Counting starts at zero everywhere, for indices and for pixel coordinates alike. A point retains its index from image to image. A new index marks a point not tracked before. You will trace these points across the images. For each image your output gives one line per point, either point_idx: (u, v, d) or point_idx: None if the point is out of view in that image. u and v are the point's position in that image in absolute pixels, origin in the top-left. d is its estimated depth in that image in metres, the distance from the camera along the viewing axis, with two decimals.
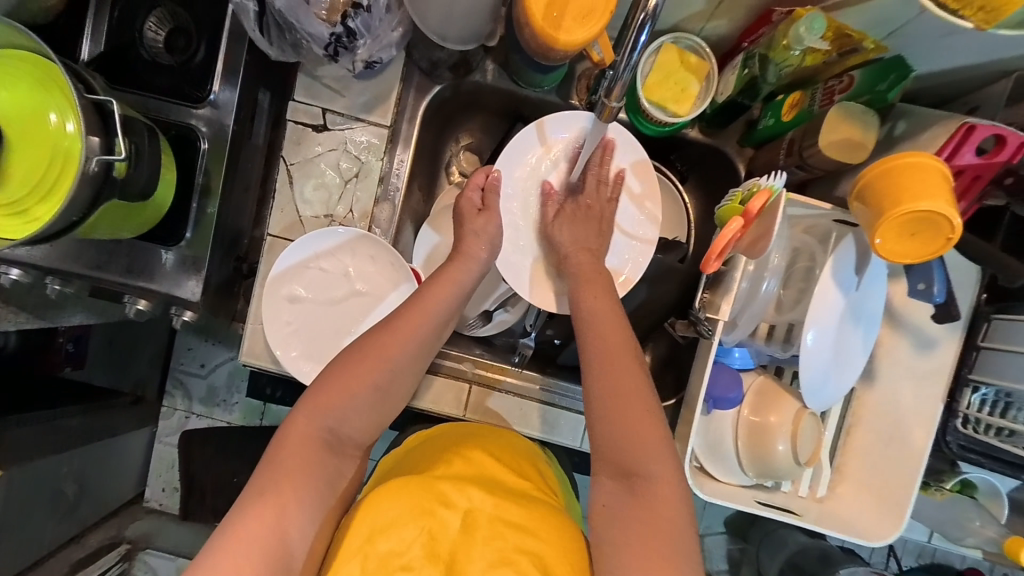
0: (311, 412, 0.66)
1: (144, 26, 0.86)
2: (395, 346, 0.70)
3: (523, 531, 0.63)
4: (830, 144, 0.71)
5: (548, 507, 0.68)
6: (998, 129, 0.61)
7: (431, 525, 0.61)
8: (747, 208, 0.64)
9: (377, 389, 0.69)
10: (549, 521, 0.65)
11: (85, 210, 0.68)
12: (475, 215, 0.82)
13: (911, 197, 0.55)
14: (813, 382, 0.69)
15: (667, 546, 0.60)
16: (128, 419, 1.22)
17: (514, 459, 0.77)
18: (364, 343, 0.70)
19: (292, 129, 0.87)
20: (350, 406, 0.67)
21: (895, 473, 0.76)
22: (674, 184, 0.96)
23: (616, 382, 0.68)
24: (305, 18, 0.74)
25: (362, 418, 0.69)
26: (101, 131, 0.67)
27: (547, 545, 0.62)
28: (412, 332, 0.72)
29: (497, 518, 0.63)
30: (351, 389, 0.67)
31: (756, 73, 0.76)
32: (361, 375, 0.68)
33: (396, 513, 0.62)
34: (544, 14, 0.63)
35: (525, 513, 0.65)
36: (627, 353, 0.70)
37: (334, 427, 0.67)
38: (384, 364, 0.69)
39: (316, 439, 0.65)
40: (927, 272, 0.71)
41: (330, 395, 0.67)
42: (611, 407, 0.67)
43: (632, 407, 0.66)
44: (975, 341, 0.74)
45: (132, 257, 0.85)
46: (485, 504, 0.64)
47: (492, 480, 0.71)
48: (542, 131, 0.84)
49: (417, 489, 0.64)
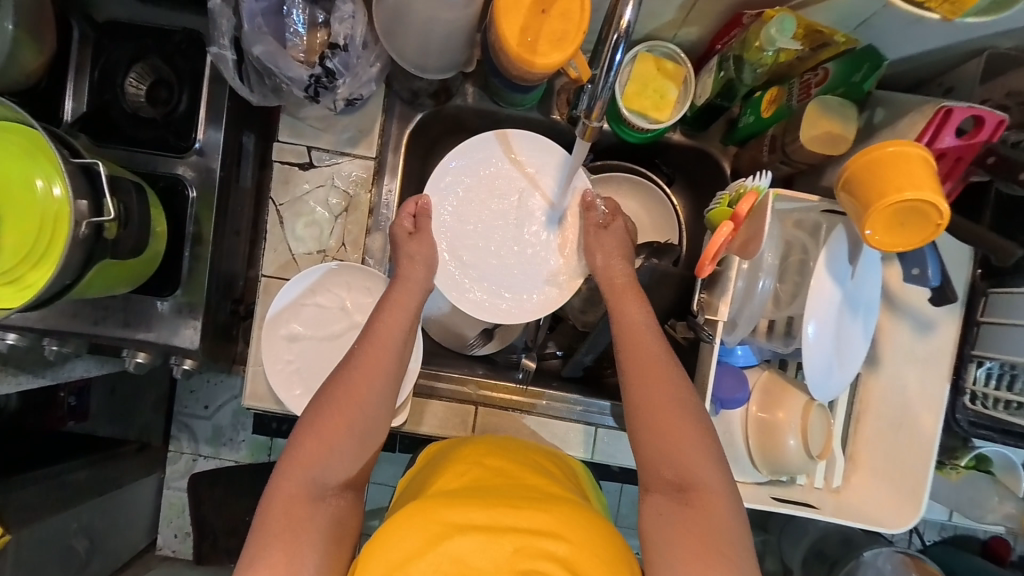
0: (293, 471, 0.65)
1: (125, 82, 0.87)
2: (359, 379, 0.69)
3: (551, 537, 0.60)
4: (812, 139, 0.72)
5: (575, 505, 0.65)
6: (975, 111, 0.61)
7: (449, 549, 0.57)
8: (735, 212, 0.66)
9: (352, 427, 0.68)
10: (577, 521, 0.62)
11: (78, 272, 0.68)
12: (408, 240, 0.81)
13: (895, 188, 0.55)
14: (817, 376, 0.69)
15: (721, 546, 0.63)
16: (134, 468, 1.21)
17: (532, 464, 0.75)
18: (330, 385, 0.70)
19: (278, 170, 0.88)
20: (329, 448, 0.66)
21: (909, 458, 0.76)
22: (661, 190, 0.98)
23: (657, 413, 0.68)
24: (284, 63, 0.76)
25: (344, 457, 0.67)
26: (89, 194, 0.67)
27: (577, 549, 0.60)
28: (373, 363, 0.70)
29: (514, 528, 0.60)
30: (327, 431, 0.67)
31: (732, 75, 0.77)
32: (332, 417, 0.67)
33: (411, 545, 0.58)
34: (519, 40, 0.64)
35: (550, 517, 0.62)
36: (670, 365, 0.71)
37: (320, 475, 0.66)
38: (351, 401, 0.68)
39: (304, 488, 0.65)
40: (920, 258, 0.67)
41: (307, 443, 0.66)
42: (654, 420, 0.68)
43: (674, 421, 0.67)
44: (975, 317, 0.75)
45: (128, 311, 0.85)
46: (498, 515, 0.61)
47: (507, 487, 0.68)
48: (505, 140, 0.86)
49: (427, 515, 0.60)
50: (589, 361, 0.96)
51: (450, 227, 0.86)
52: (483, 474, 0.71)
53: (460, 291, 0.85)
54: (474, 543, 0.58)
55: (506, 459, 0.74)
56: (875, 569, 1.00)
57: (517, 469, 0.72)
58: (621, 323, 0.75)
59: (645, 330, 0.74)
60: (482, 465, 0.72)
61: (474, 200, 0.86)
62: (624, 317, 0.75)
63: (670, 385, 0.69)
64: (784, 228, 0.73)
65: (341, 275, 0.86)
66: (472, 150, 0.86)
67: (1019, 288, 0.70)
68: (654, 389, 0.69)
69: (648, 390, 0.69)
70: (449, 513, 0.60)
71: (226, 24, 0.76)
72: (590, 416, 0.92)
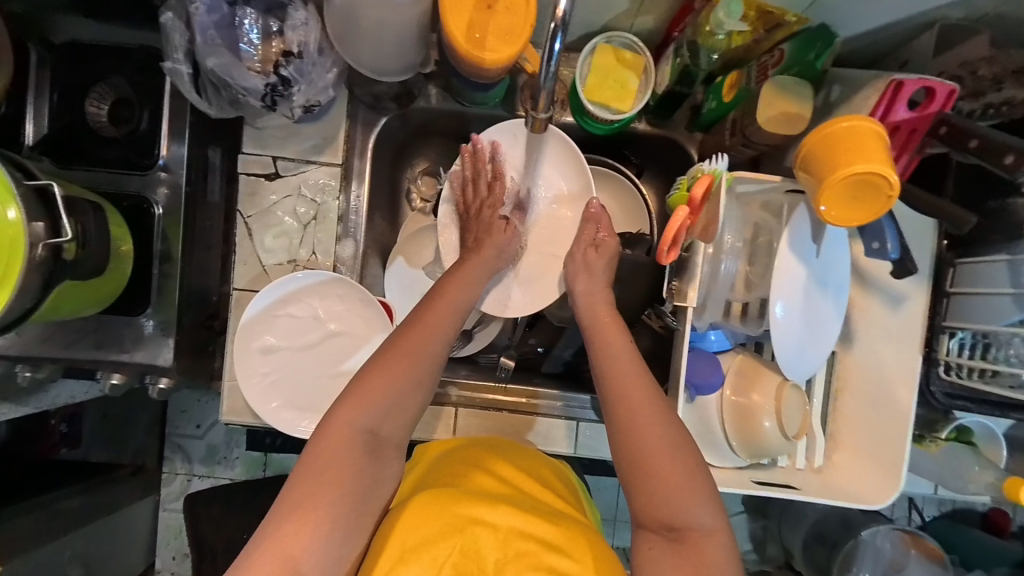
0: (348, 415, 0.60)
1: (87, 103, 0.87)
2: (431, 336, 0.66)
3: (556, 551, 0.59)
4: (768, 121, 0.72)
5: (579, 526, 0.64)
6: (925, 82, 0.61)
7: (465, 543, 0.58)
8: (692, 195, 0.66)
9: (420, 383, 0.64)
10: (580, 539, 0.62)
11: (39, 295, 0.67)
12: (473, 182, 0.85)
13: (847, 161, 0.55)
14: (789, 355, 0.69)
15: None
16: (128, 493, 1.19)
17: (537, 472, 0.75)
18: (397, 335, 0.66)
19: (245, 182, 0.87)
20: (391, 400, 0.62)
21: (888, 435, 0.75)
22: (630, 180, 0.94)
23: (645, 449, 0.63)
24: (239, 74, 0.76)
25: (402, 416, 0.63)
26: (45, 216, 0.66)
27: (579, 565, 0.59)
28: (442, 322, 0.68)
29: (526, 532, 0.60)
30: (390, 378, 0.62)
31: (687, 61, 0.77)
32: (401, 367, 0.63)
33: (426, 532, 0.59)
34: (467, 38, 0.64)
35: (556, 531, 0.61)
36: (657, 403, 0.66)
37: (374, 427, 0.61)
38: (423, 354, 0.64)
39: (355, 440, 0.60)
40: (880, 230, 0.68)
41: (366, 388, 0.62)
42: (642, 459, 0.63)
43: (663, 462, 0.62)
44: (945, 288, 0.74)
45: (101, 332, 0.84)
46: (514, 518, 0.60)
47: (518, 495, 0.67)
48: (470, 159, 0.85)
49: (444, 505, 0.61)
50: (569, 354, 1.00)
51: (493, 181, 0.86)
52: (497, 474, 0.70)
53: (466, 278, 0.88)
54: (489, 540, 0.58)
55: (515, 464, 0.73)
56: (873, 548, 1.00)
57: (524, 478, 0.71)
58: (605, 355, 0.71)
59: (628, 364, 0.69)
60: (491, 467, 0.72)
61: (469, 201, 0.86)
62: (606, 348, 0.71)
63: (661, 425, 0.64)
64: (749, 211, 0.73)
65: (313, 284, 0.85)
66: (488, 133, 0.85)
67: (983, 258, 0.69)
68: (640, 430, 0.64)
69: (639, 430, 0.64)
70: (464, 507, 0.61)
71: (179, 38, 0.76)
72: (572, 410, 0.92)
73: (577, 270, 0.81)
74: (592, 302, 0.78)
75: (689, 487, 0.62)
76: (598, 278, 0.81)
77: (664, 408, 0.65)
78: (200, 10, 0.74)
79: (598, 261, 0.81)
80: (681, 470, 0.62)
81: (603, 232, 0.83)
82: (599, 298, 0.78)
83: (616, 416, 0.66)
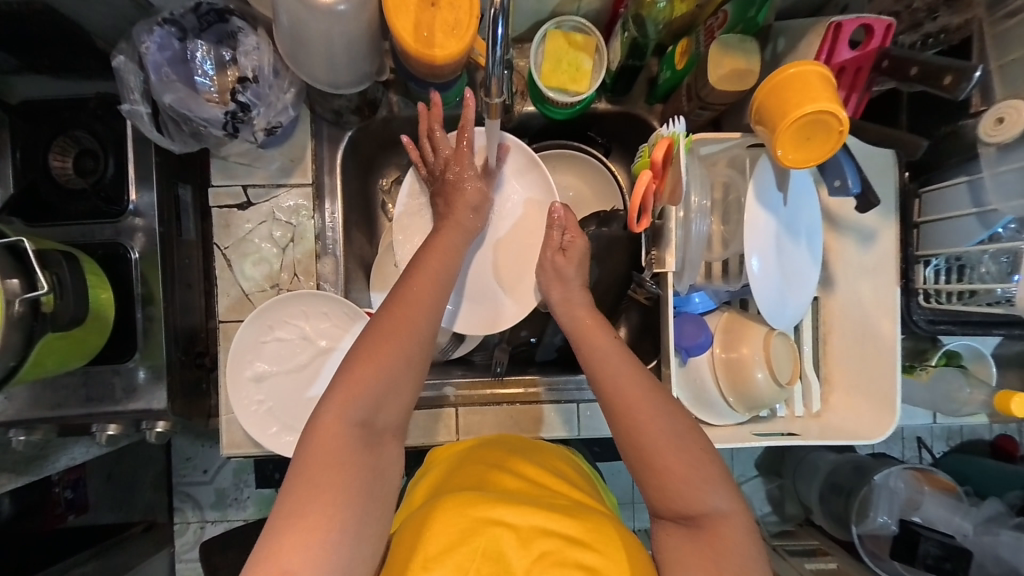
0: (338, 408, 0.60)
1: (49, 159, 0.86)
2: (416, 319, 0.65)
3: (580, 546, 0.59)
4: (720, 79, 0.72)
5: (603, 518, 0.64)
6: (862, 21, 0.63)
7: (486, 543, 0.58)
8: (653, 160, 0.69)
9: (409, 366, 0.64)
10: (604, 530, 0.62)
11: (22, 351, 0.66)
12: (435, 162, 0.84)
13: (795, 104, 0.57)
14: (771, 305, 0.70)
15: (735, 567, 0.60)
16: (141, 549, 1.17)
17: (551, 465, 0.75)
18: (375, 324, 0.65)
19: (217, 215, 0.87)
20: (382, 387, 0.62)
21: (875, 366, 0.78)
22: (597, 158, 0.96)
23: (655, 432, 0.63)
24: (197, 106, 0.76)
25: (394, 403, 0.63)
26: (20, 272, 0.65)
27: (606, 558, 0.59)
28: (425, 302, 0.67)
29: (547, 530, 0.59)
30: (378, 366, 0.62)
31: (635, 35, 0.78)
32: (387, 350, 0.63)
33: (444, 540, 0.58)
34: (414, 37, 0.65)
35: (577, 525, 0.61)
36: (655, 394, 0.66)
37: (366, 419, 0.61)
38: (408, 338, 0.64)
39: (349, 435, 0.59)
40: (839, 168, 0.69)
41: (354, 382, 0.61)
42: (653, 448, 0.63)
43: (671, 442, 0.63)
44: (913, 220, 0.76)
45: (90, 385, 0.83)
46: (533, 517, 0.60)
47: (534, 491, 0.67)
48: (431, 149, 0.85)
49: (461, 510, 0.60)
50: (560, 339, 1.01)
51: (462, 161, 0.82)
52: (512, 473, 0.70)
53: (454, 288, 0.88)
54: (509, 543, 0.58)
55: (532, 462, 0.74)
56: (887, 490, 1.01)
57: (538, 472, 0.72)
58: (598, 347, 0.71)
59: (624, 359, 0.69)
60: (504, 467, 0.72)
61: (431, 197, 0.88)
62: (597, 339, 0.72)
63: (665, 415, 0.65)
64: (715, 170, 0.75)
65: (296, 304, 0.85)
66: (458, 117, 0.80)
67: (946, 182, 0.71)
68: (640, 406, 0.65)
69: (642, 424, 0.64)
70: (481, 509, 0.60)
71: (133, 80, 0.76)
72: (569, 393, 0.93)
73: (549, 278, 0.81)
74: (570, 308, 0.77)
75: (703, 469, 0.62)
76: (572, 284, 0.80)
77: (657, 396, 0.65)
78: (151, 48, 0.75)
79: (568, 266, 0.80)
80: (691, 443, 0.64)
81: (569, 233, 0.82)
82: (577, 304, 0.77)
83: (615, 400, 0.66)
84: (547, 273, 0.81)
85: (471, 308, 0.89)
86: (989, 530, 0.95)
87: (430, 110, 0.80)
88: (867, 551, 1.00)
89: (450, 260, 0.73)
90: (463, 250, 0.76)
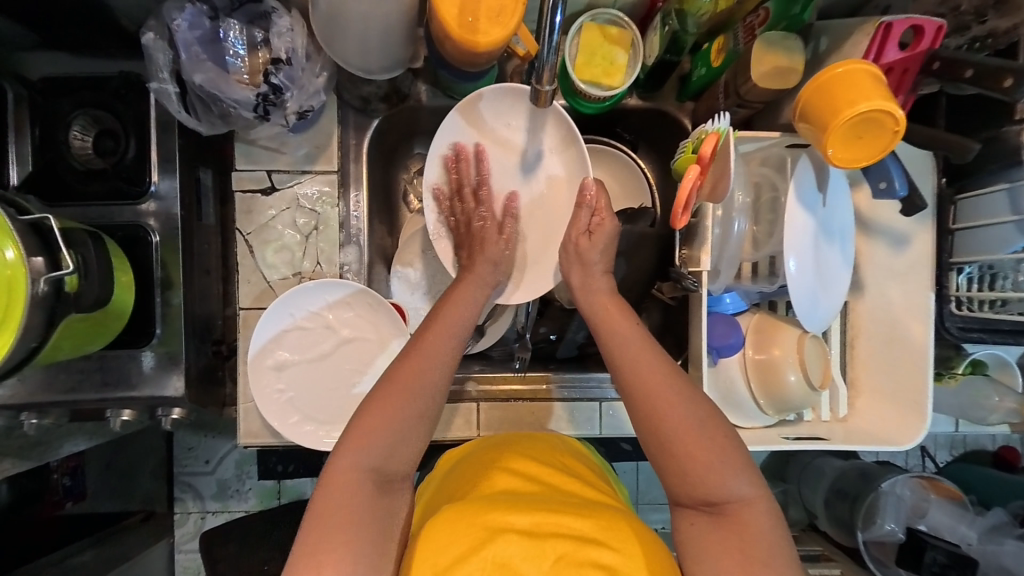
0: (353, 451, 0.59)
1: (69, 137, 0.83)
2: (425, 369, 0.64)
3: (597, 545, 0.55)
4: (762, 77, 0.71)
5: (619, 514, 0.59)
6: (913, 22, 0.62)
7: (496, 552, 0.53)
8: (700, 154, 0.65)
9: (421, 415, 0.62)
10: (620, 527, 0.57)
11: (44, 332, 0.65)
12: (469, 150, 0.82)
13: (847, 102, 0.56)
14: (804, 306, 0.69)
15: (761, 556, 0.58)
16: (141, 539, 1.14)
17: (561, 463, 0.72)
18: (389, 375, 0.64)
19: (240, 200, 0.85)
20: (394, 434, 0.61)
21: (905, 372, 0.77)
22: (625, 154, 0.96)
23: (680, 437, 0.62)
24: (227, 86, 0.74)
25: (407, 448, 0.62)
26: (44, 251, 0.63)
27: (625, 556, 0.55)
28: (440, 350, 0.66)
29: (562, 531, 0.55)
30: (391, 412, 0.61)
31: (676, 28, 0.78)
32: (399, 402, 0.62)
33: (454, 551, 0.54)
34: (459, 22, 0.64)
35: (591, 523, 0.56)
36: (674, 381, 0.65)
37: (380, 465, 0.60)
38: (422, 390, 0.63)
39: (363, 480, 0.58)
40: (884, 170, 0.69)
41: (369, 426, 0.60)
42: (674, 446, 0.62)
43: (698, 441, 0.62)
44: (947, 226, 0.76)
45: (105, 370, 0.81)
46: (545, 518, 0.56)
47: (544, 494, 0.63)
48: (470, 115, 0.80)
49: (469, 519, 0.56)
50: (582, 337, 1.01)
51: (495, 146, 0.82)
52: (520, 473, 0.67)
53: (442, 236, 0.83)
54: (519, 549, 0.53)
55: (540, 461, 0.70)
56: (894, 497, 1.00)
57: (548, 472, 0.68)
58: (616, 341, 0.69)
59: (642, 348, 0.68)
60: (513, 467, 0.68)
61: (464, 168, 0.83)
62: (615, 332, 0.70)
63: (684, 402, 0.63)
64: (750, 169, 0.73)
65: (319, 293, 0.83)
66: (470, 111, 0.80)
67: (983, 189, 0.71)
68: (662, 410, 0.63)
69: (661, 413, 0.63)
70: (493, 518, 0.56)
71: (162, 58, 0.74)
72: (590, 391, 0.91)
73: (570, 261, 0.79)
74: (588, 293, 0.76)
75: (723, 460, 0.61)
76: (593, 268, 0.78)
77: (686, 387, 0.64)
78: (182, 27, 0.74)
79: (591, 249, 0.78)
80: (709, 453, 0.62)
81: (598, 216, 0.79)
82: (596, 288, 0.76)
83: (638, 398, 0.65)
84: (576, 273, 0.78)
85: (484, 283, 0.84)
86: (994, 539, 0.95)
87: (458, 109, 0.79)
88: (873, 557, 1.00)
89: (466, 308, 0.72)
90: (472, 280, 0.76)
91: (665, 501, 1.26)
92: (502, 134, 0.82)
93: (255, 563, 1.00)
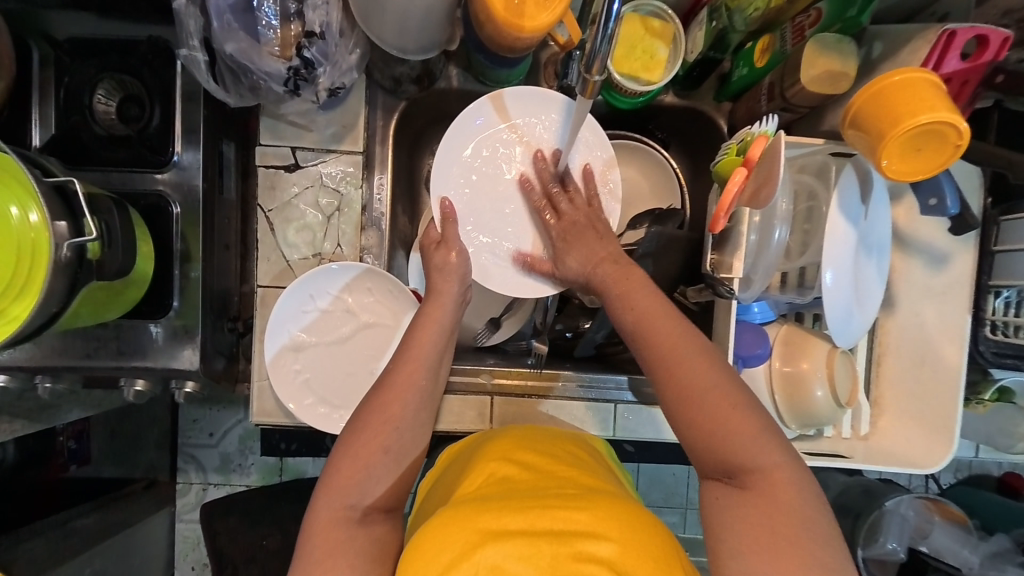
0: (333, 493, 0.61)
1: (93, 100, 0.82)
2: (398, 408, 0.66)
3: (592, 537, 0.50)
4: (812, 80, 0.68)
5: (619, 501, 0.55)
6: (978, 31, 0.59)
7: (489, 557, 0.49)
8: (747, 157, 0.63)
9: (394, 453, 0.65)
10: (622, 516, 0.53)
11: (65, 298, 0.63)
12: (500, 139, 0.80)
13: (909, 113, 0.54)
14: (838, 320, 0.67)
15: (793, 530, 0.54)
16: (144, 506, 1.15)
17: (564, 456, 0.68)
18: (362, 414, 0.66)
19: (264, 175, 0.83)
20: (373, 472, 0.63)
21: (935, 392, 0.75)
22: (658, 152, 0.94)
23: (695, 400, 0.59)
24: (258, 58, 0.72)
25: (386, 482, 0.63)
26: (67, 215, 0.62)
27: (622, 548, 0.50)
28: (411, 383, 0.68)
29: (554, 527, 0.51)
30: (368, 459, 0.63)
31: (723, 24, 0.75)
32: (375, 441, 0.64)
33: (448, 556, 0.50)
34: (505, 5, 0.61)
35: (590, 515, 0.52)
36: (690, 342, 0.62)
37: (361, 502, 0.61)
38: (397, 424, 0.65)
39: (347, 518, 0.60)
40: (936, 186, 0.67)
41: (348, 469, 0.62)
42: (693, 411, 0.59)
43: (716, 403, 0.59)
44: (990, 247, 0.74)
45: (121, 339, 0.80)
46: (538, 518, 0.52)
47: (543, 487, 0.59)
48: (500, 103, 0.79)
49: (464, 522, 0.53)
50: (601, 336, 0.97)
51: (531, 135, 0.81)
52: (522, 468, 0.64)
53: (444, 240, 0.78)
54: (512, 550, 0.49)
55: (544, 455, 0.67)
56: (899, 517, 0.97)
57: (552, 465, 0.65)
58: (632, 312, 0.66)
59: (658, 312, 0.65)
60: (516, 461, 0.66)
61: (502, 158, 0.80)
62: (630, 306, 0.67)
63: (694, 365, 0.60)
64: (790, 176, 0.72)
65: (341, 277, 0.82)
66: (502, 105, 0.80)
67: None
68: (683, 375, 0.60)
69: (676, 371, 0.61)
70: (486, 520, 0.52)
71: (193, 24, 0.71)
72: (607, 393, 0.90)
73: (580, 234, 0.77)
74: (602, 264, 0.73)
75: (724, 430, 0.57)
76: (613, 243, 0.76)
77: (697, 346, 0.62)
78: None
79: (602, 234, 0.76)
80: (728, 410, 0.58)
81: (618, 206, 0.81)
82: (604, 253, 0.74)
83: (650, 359, 0.63)
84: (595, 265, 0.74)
85: (518, 275, 0.81)
86: (995, 566, 0.92)
87: (492, 94, 0.79)
88: None
89: (440, 333, 0.73)
90: (445, 299, 0.75)
91: (665, 504, 1.26)
92: (536, 124, 0.81)
93: (254, 538, 1.00)
